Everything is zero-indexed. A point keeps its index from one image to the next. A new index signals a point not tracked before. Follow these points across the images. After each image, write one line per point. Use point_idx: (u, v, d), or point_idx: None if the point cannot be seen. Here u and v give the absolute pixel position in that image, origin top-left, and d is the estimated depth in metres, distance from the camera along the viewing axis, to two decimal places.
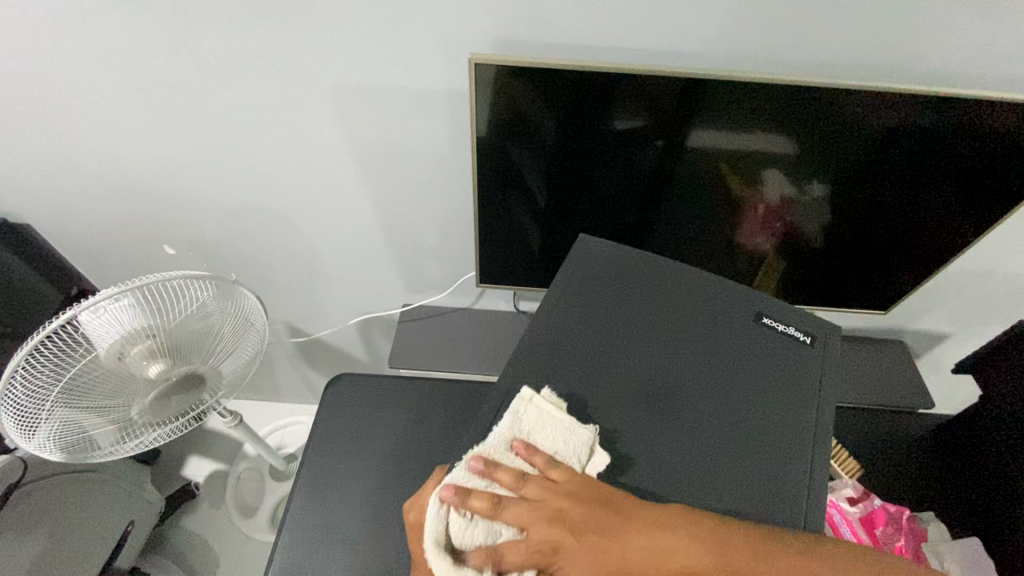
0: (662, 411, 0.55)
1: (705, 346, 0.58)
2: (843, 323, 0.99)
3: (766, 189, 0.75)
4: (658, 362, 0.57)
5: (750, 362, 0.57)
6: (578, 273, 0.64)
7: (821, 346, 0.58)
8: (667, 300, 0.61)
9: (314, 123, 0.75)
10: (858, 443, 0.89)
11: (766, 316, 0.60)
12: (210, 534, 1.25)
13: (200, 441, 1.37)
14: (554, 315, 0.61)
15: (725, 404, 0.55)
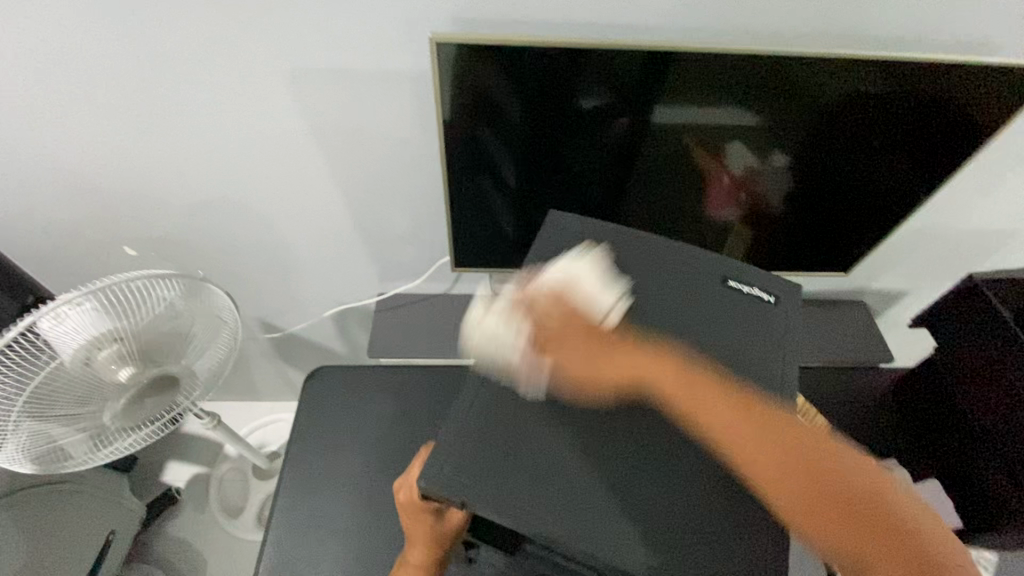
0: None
1: (677, 311, 0.59)
2: (810, 289, 1.03)
3: (730, 160, 0.77)
4: (634, 328, 0.58)
5: (720, 323, 0.59)
6: (548, 249, 0.63)
7: (787, 305, 0.61)
8: (643, 268, 0.62)
9: (273, 110, 0.73)
10: (825, 399, 0.93)
11: (733, 280, 0.61)
12: (195, 537, 1.24)
13: (177, 445, 1.34)
14: (527, 291, 0.60)
15: (702, 361, 0.56)
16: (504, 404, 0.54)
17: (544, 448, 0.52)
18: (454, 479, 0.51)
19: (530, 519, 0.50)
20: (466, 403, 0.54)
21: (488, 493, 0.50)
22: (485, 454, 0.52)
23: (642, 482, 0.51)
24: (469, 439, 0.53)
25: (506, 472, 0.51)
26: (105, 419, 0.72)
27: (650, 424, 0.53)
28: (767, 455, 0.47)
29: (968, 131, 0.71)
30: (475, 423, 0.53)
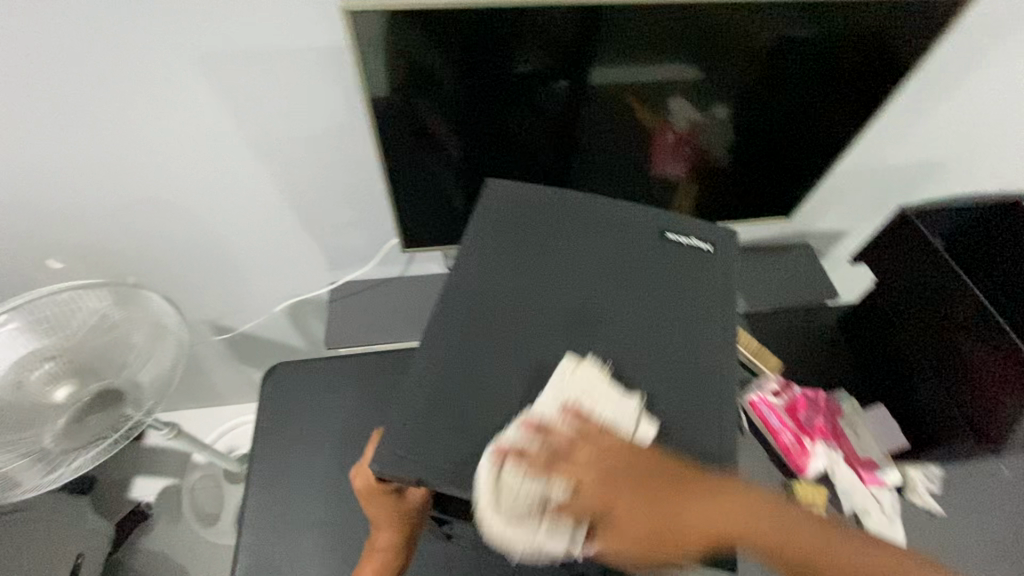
0: (587, 334, 0.53)
1: (626, 266, 0.56)
2: (756, 238, 1.06)
3: (674, 116, 0.77)
4: (578, 289, 0.55)
5: (665, 272, 0.56)
6: (485, 218, 0.59)
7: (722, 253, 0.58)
8: (584, 227, 0.58)
9: (189, 99, 0.68)
10: (778, 341, 0.96)
11: (671, 232, 0.58)
12: (173, 549, 1.21)
13: (142, 460, 1.30)
14: (466, 264, 0.56)
15: (653, 312, 0.54)
16: (452, 378, 0.50)
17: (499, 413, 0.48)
18: (408, 457, 0.47)
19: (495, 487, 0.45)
20: (414, 382, 0.50)
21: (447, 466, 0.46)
22: (438, 427, 0.48)
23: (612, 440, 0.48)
24: (421, 416, 0.49)
25: (463, 441, 0.47)
26: (45, 441, 0.66)
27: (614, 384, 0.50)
28: (832, 572, 0.46)
29: (891, 67, 0.73)
30: (426, 400, 0.49)
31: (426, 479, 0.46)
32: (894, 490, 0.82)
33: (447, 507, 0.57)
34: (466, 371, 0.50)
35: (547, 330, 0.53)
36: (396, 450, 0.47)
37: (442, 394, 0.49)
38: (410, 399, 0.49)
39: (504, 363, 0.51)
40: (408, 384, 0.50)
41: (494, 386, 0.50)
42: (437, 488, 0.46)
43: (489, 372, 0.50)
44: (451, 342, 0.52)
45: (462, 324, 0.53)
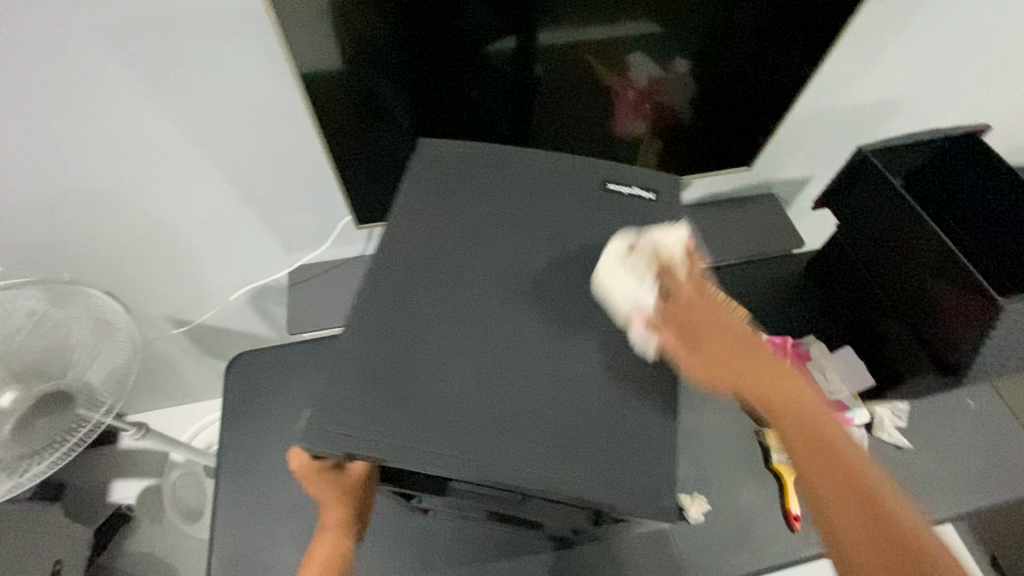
0: (527, 293, 0.51)
1: (570, 219, 0.54)
2: (718, 193, 1.05)
3: (634, 72, 0.74)
4: (519, 245, 0.53)
5: (606, 223, 0.54)
6: (420, 180, 0.56)
7: (667, 198, 0.55)
8: (526, 184, 0.56)
9: (104, 75, 0.65)
10: (743, 293, 0.97)
11: (612, 182, 0.56)
12: (158, 549, 1.20)
13: (118, 463, 1.27)
14: (399, 230, 0.53)
15: (604, 264, 0.52)
16: (387, 348, 0.47)
17: (441, 379, 0.47)
18: (338, 431, 0.44)
19: (439, 453, 0.44)
20: (347, 354, 0.47)
21: (387, 437, 0.44)
22: (371, 403, 0.45)
23: (561, 400, 0.47)
24: (354, 389, 0.46)
25: (403, 412, 0.45)
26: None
27: (560, 341, 0.49)
28: (847, 492, 0.46)
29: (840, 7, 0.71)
30: (356, 371, 0.46)
31: (355, 454, 0.44)
32: (862, 428, 0.83)
33: (402, 478, 0.55)
34: (400, 339, 0.48)
35: (485, 289, 0.51)
36: (324, 423, 0.44)
37: (374, 363, 0.47)
38: (339, 369, 0.46)
39: (445, 329, 0.49)
40: (335, 355, 0.47)
41: (432, 352, 0.48)
42: (384, 462, 0.43)
43: (426, 339, 0.48)
44: (381, 310, 0.49)
45: (403, 292, 0.50)
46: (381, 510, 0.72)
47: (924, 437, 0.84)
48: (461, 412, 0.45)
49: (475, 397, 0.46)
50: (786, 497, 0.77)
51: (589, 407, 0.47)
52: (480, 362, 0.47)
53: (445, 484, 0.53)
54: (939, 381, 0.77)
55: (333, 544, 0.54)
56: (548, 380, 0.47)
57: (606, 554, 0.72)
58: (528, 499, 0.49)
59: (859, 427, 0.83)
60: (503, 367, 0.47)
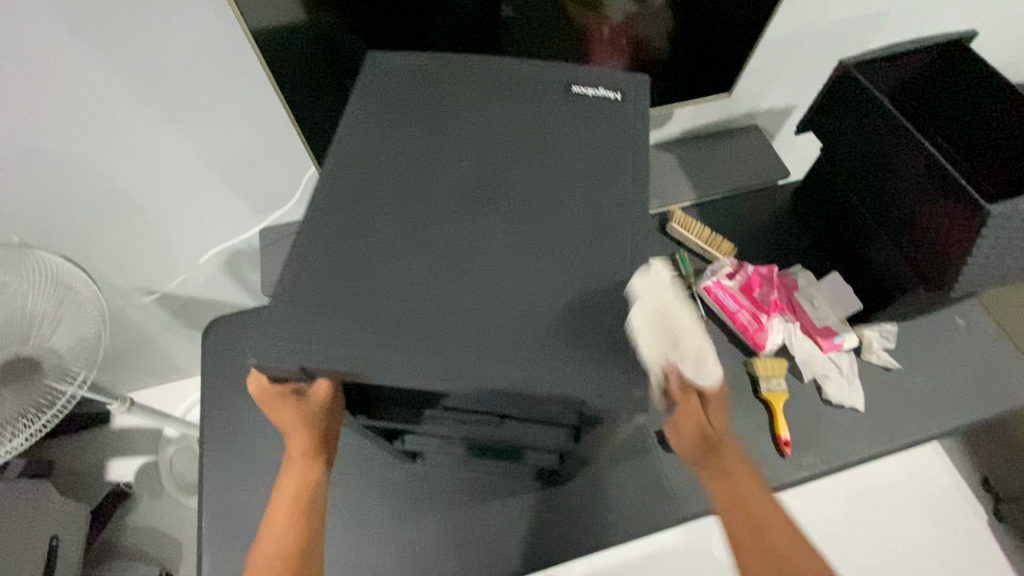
0: (487, 203, 0.45)
1: (531, 123, 0.49)
2: (700, 126, 1.01)
3: (609, 8, 0.67)
4: (479, 151, 0.48)
5: (571, 125, 0.49)
6: (368, 91, 0.51)
7: (634, 99, 0.51)
8: (487, 90, 0.51)
9: (22, 16, 0.59)
10: (729, 227, 0.94)
11: (577, 85, 0.51)
12: (161, 523, 1.20)
13: (113, 443, 1.26)
14: (343, 147, 0.47)
15: (575, 160, 0.47)
16: (337, 268, 0.42)
17: (400, 289, 0.41)
18: (289, 344, 0.39)
19: (401, 366, 0.39)
20: (293, 267, 0.42)
21: (341, 349, 0.39)
22: (323, 307, 0.41)
23: (533, 299, 0.41)
24: (304, 314, 0.40)
25: (354, 322, 0.40)
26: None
27: (525, 240, 0.44)
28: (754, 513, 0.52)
29: None
30: (305, 295, 0.41)
31: (308, 364, 0.39)
32: (851, 352, 0.83)
33: (381, 410, 0.55)
34: (352, 255, 0.43)
35: (441, 196, 0.46)
36: (273, 336, 0.39)
37: (320, 281, 0.41)
38: (289, 290, 0.41)
39: (398, 235, 0.44)
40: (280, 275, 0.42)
41: (385, 269, 0.42)
42: (344, 374, 0.39)
43: (376, 251, 0.43)
44: (329, 226, 0.44)
45: (353, 202, 0.45)
46: (369, 458, 0.72)
47: (915, 358, 0.84)
48: (425, 323, 0.40)
49: (438, 302, 0.41)
50: (775, 422, 0.77)
51: (556, 301, 0.41)
52: (438, 269, 0.42)
53: (421, 409, 0.53)
54: (933, 293, 0.75)
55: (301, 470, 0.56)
56: (518, 286, 0.42)
57: (602, 488, 0.71)
58: (505, 422, 0.51)
59: (847, 351, 0.83)
60: (466, 274, 0.42)
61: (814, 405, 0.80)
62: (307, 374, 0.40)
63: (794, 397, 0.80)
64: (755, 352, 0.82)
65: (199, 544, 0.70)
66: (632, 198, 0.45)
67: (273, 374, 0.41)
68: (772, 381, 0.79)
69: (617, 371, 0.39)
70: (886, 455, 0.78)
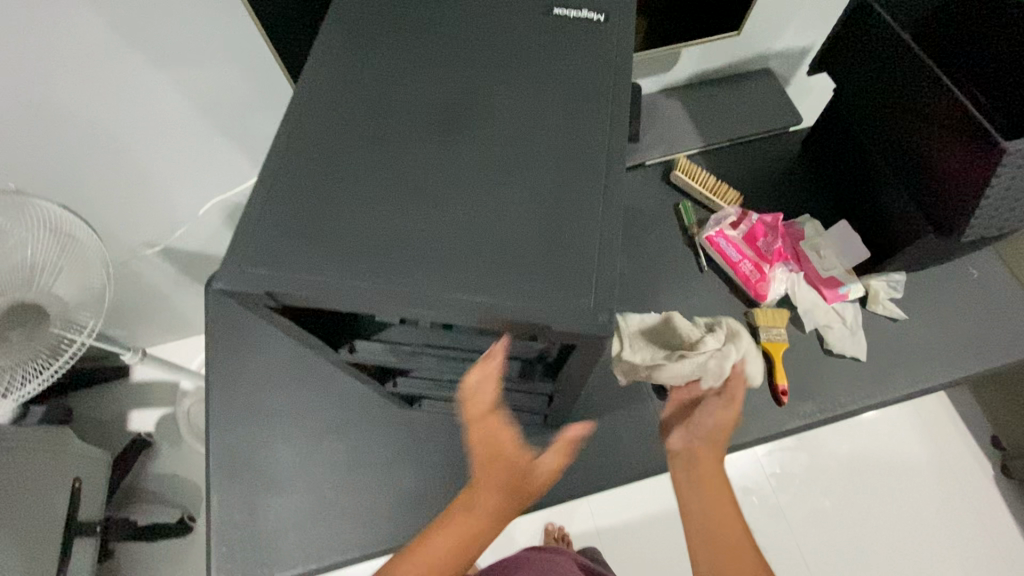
0: (462, 132, 0.44)
1: (510, 48, 0.47)
2: (708, 71, 0.96)
3: None
4: (454, 76, 0.46)
5: (552, 49, 0.47)
6: (339, 15, 0.48)
7: (618, 21, 0.48)
8: (466, 14, 0.49)
9: None
10: (734, 174, 0.91)
11: (559, 7, 0.49)
12: (182, 469, 1.25)
13: (131, 395, 1.31)
14: (313, 75, 0.46)
15: (555, 85, 0.45)
16: (309, 200, 0.41)
17: (374, 219, 0.41)
18: (261, 272, 0.39)
19: (375, 295, 0.38)
20: (267, 199, 0.41)
21: (313, 278, 0.39)
22: (296, 238, 0.40)
23: (506, 227, 0.40)
24: (276, 244, 0.40)
25: (329, 254, 0.39)
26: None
27: (499, 167, 0.43)
28: (715, 495, 0.59)
29: None
30: (278, 228, 0.40)
31: (277, 292, 0.38)
32: (855, 303, 0.81)
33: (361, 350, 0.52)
34: (326, 185, 0.42)
35: (413, 124, 0.44)
36: (244, 264, 0.39)
37: (291, 213, 0.41)
38: (263, 220, 0.40)
39: (370, 165, 0.43)
40: (248, 206, 0.41)
41: (358, 200, 0.41)
42: (314, 300, 0.39)
43: (350, 180, 0.42)
44: (299, 159, 0.42)
45: (323, 131, 0.44)
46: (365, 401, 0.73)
47: (922, 307, 0.82)
48: (400, 253, 0.40)
49: (411, 232, 0.40)
50: (774, 371, 0.77)
51: (526, 228, 0.40)
52: (412, 199, 0.41)
53: (400, 347, 0.52)
54: (942, 240, 0.72)
55: (475, 528, 0.59)
56: (492, 215, 0.41)
57: (596, 434, 0.71)
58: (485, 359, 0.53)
59: (852, 302, 0.81)
60: (438, 202, 0.41)
61: (816, 354, 0.79)
62: (275, 300, 0.40)
63: (795, 347, 0.79)
64: (756, 303, 0.81)
65: (208, 483, 0.73)
66: (612, 123, 0.44)
67: (245, 301, 0.40)
68: (772, 330, 0.78)
69: (594, 301, 0.38)
70: (887, 403, 0.77)
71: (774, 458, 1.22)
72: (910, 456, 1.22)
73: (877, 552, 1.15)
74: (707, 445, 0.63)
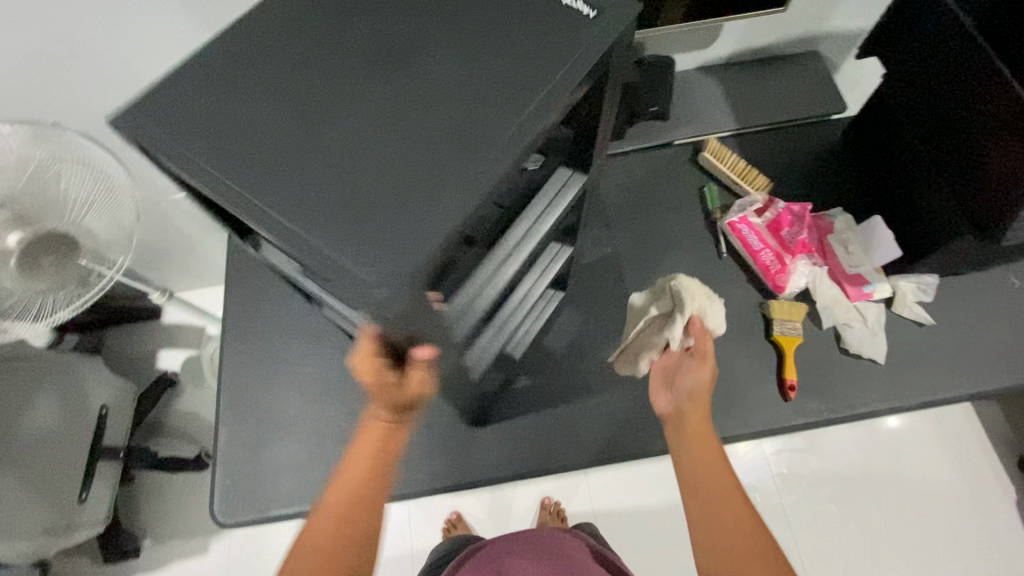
0: (451, 84, 0.41)
1: (504, 14, 0.44)
2: (745, 51, 0.90)
3: None
4: (457, 32, 0.45)
5: (528, 29, 0.43)
6: None
7: (608, 19, 0.43)
8: None
9: None
10: (766, 161, 0.88)
11: None
12: (201, 408, 1.31)
13: (161, 334, 1.37)
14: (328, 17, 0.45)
15: (528, 65, 0.42)
16: (289, 147, 0.40)
17: (359, 166, 0.39)
18: (250, 211, 0.38)
19: (314, 252, 0.37)
20: (269, 137, 0.41)
21: (288, 218, 0.38)
22: (277, 179, 0.39)
23: (430, 214, 0.38)
24: (266, 180, 0.39)
25: (313, 195, 0.39)
26: (5, 280, 0.68)
27: (439, 149, 0.40)
28: (710, 459, 0.56)
29: None
30: (265, 166, 0.40)
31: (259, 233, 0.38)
32: (880, 303, 0.78)
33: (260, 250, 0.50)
34: (322, 128, 0.41)
35: (410, 72, 0.43)
36: (241, 202, 0.39)
37: (276, 154, 0.40)
38: (255, 157, 0.40)
39: (360, 110, 0.41)
40: (241, 143, 0.40)
41: (352, 146, 0.40)
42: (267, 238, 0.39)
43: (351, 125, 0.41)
44: (285, 101, 0.42)
45: (317, 71, 0.43)
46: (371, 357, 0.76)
47: (952, 315, 0.78)
48: (381, 203, 0.38)
49: (382, 190, 0.39)
50: (785, 365, 0.75)
51: (469, 209, 0.38)
52: (402, 149, 0.40)
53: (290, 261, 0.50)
54: (980, 242, 0.68)
55: (381, 449, 0.54)
56: (403, 200, 0.38)
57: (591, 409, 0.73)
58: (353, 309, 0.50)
59: (876, 302, 0.78)
60: (369, 177, 0.39)
61: (831, 353, 0.77)
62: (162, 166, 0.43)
63: (809, 344, 0.77)
64: (774, 295, 0.79)
65: (218, 419, 0.76)
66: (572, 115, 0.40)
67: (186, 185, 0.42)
68: (787, 324, 0.75)
69: None
70: (899, 410, 0.75)
71: (782, 457, 1.19)
72: (926, 472, 1.17)
73: (877, 561, 1.13)
74: (693, 407, 0.60)
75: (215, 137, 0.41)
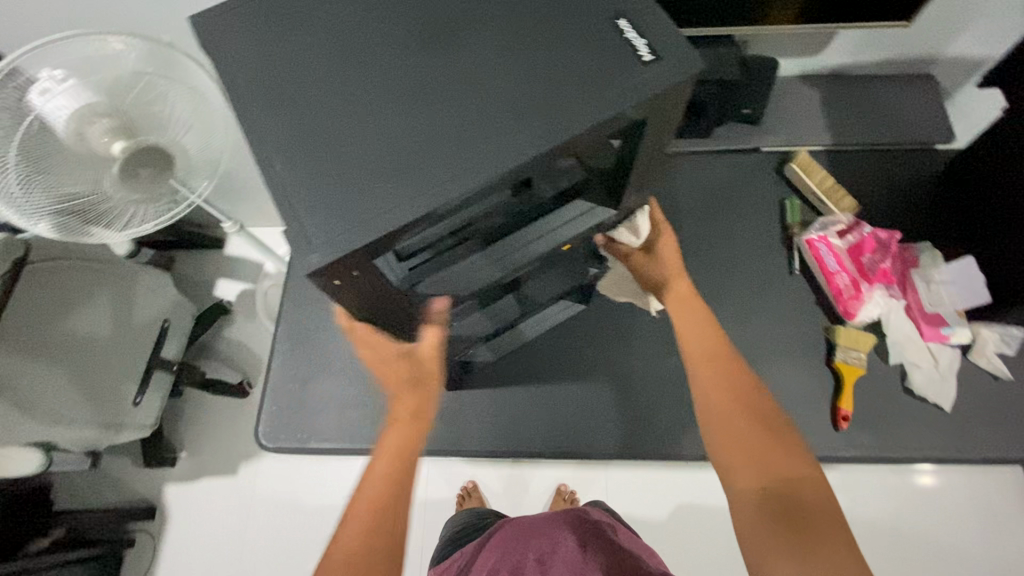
0: (566, 56, 0.41)
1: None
2: (855, 64, 0.84)
3: None
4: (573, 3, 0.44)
5: (584, 50, 0.41)
6: None
7: (662, 69, 0.40)
8: None
9: None
10: (857, 184, 0.84)
11: (625, 20, 0.41)
12: (250, 339, 1.38)
13: (221, 265, 1.43)
14: None
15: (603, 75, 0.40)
16: (399, 96, 0.41)
17: (466, 124, 0.39)
18: (355, 154, 0.39)
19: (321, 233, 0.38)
20: (377, 80, 0.41)
21: (390, 165, 0.39)
22: (383, 125, 0.40)
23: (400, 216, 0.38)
24: (376, 122, 0.40)
25: (415, 144, 0.39)
26: (103, 185, 0.67)
27: (470, 149, 0.39)
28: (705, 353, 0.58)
29: None
30: (374, 110, 0.40)
31: (361, 175, 0.39)
32: (955, 348, 0.74)
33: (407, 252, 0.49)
34: (431, 81, 0.41)
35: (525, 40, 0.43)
36: (346, 145, 0.40)
37: (385, 98, 0.40)
38: (366, 102, 0.41)
39: (471, 68, 0.41)
40: (354, 84, 0.41)
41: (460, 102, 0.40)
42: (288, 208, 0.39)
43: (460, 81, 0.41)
44: (397, 47, 0.42)
45: (430, 19, 0.43)
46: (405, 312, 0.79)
47: None
48: (482, 162, 0.38)
49: (487, 151, 0.39)
50: (840, 394, 0.73)
51: None
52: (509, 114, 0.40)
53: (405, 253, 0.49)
54: None
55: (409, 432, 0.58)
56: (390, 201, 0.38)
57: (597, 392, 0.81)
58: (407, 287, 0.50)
59: (951, 346, 0.74)
60: (395, 169, 0.39)
61: (892, 392, 0.74)
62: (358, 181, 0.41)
63: (870, 379, 0.75)
64: (841, 321, 0.76)
65: (276, 351, 0.80)
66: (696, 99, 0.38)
67: None
68: (851, 353, 0.73)
69: None
70: (955, 461, 0.72)
71: None
72: None
73: None
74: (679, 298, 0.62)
75: (324, 76, 0.41)
